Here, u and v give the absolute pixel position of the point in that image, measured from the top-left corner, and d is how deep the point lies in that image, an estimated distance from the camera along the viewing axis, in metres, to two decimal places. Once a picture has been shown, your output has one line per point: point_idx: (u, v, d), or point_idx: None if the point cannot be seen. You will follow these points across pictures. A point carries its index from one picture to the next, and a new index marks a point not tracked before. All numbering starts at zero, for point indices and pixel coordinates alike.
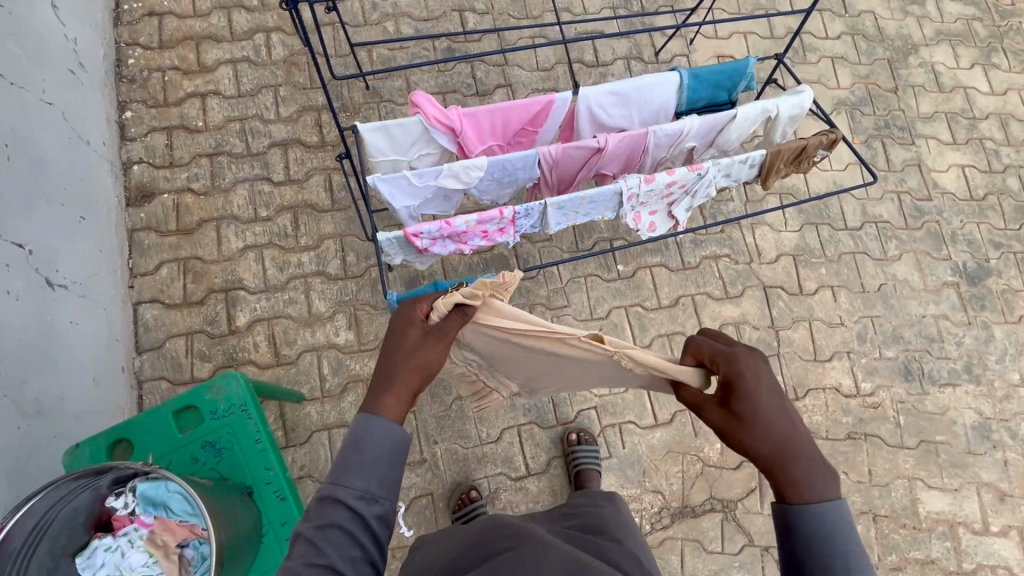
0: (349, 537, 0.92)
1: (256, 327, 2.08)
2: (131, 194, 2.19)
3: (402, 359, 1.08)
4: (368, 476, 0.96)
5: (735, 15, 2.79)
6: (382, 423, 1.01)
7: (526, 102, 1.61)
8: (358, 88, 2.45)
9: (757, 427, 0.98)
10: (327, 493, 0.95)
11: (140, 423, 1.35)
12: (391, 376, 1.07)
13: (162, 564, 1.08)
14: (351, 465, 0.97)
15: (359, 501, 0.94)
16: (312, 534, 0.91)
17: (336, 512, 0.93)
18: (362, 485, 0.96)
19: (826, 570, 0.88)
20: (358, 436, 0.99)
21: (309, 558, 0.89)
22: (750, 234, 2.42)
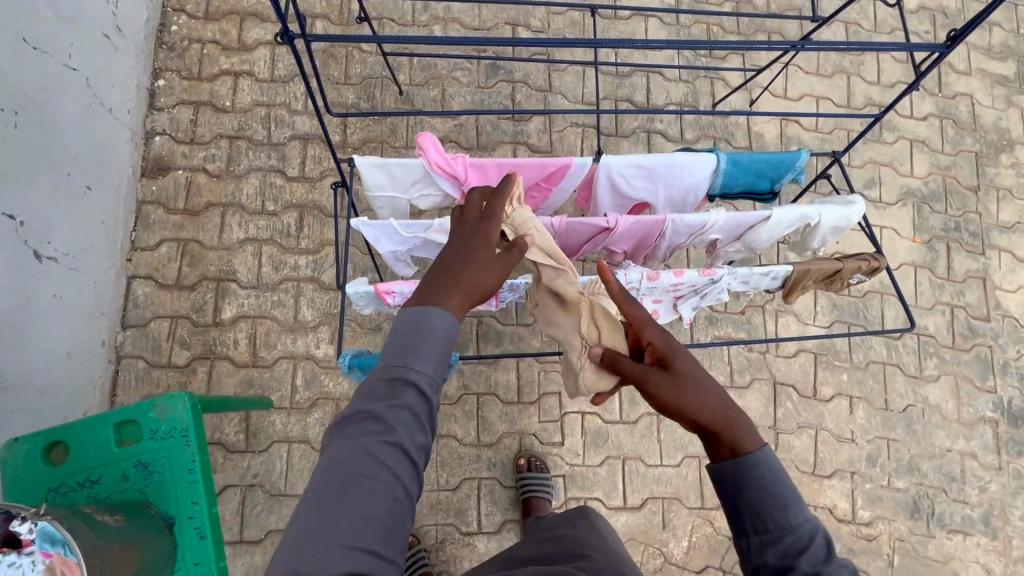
0: (414, 421, 0.82)
1: (239, 323, 2.07)
2: (147, 165, 2.19)
3: (467, 264, 0.96)
4: (433, 362, 0.84)
5: (811, 75, 2.53)
6: (442, 314, 0.88)
7: (541, 161, 1.48)
8: (391, 92, 2.36)
9: (692, 384, 0.97)
10: (392, 372, 0.83)
11: (79, 429, 1.32)
12: (456, 275, 0.94)
13: None
14: (417, 345, 0.84)
15: (428, 382, 0.83)
16: (378, 412, 0.81)
17: (401, 394, 0.82)
18: (429, 364, 0.84)
19: (782, 507, 0.86)
20: (413, 325, 0.86)
21: (372, 437, 0.80)
22: (772, 321, 2.23)
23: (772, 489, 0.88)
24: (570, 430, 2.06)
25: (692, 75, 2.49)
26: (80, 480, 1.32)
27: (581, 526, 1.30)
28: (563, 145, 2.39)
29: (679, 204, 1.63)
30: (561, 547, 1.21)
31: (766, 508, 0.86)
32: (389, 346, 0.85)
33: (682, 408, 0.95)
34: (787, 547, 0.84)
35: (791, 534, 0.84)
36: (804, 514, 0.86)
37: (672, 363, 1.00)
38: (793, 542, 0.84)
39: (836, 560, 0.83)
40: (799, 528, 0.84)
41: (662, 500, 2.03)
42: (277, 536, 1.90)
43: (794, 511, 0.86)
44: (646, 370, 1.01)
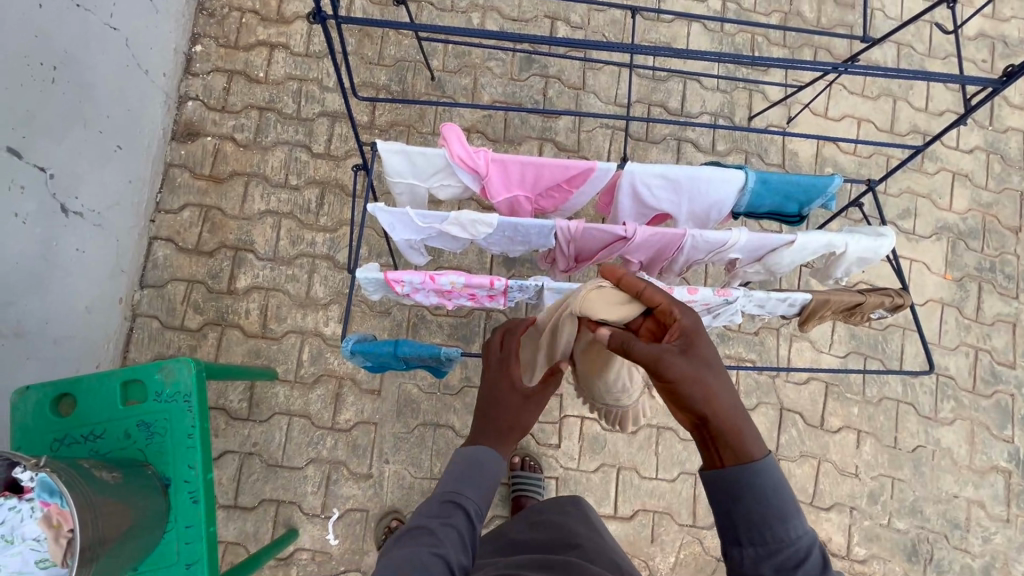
0: (460, 542, 0.99)
1: (253, 293, 2.10)
2: (178, 129, 2.22)
3: (505, 414, 1.14)
4: (480, 496, 1.06)
5: (855, 96, 2.44)
6: (491, 457, 1.10)
7: (564, 163, 1.45)
8: (423, 77, 2.35)
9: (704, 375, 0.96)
10: (446, 496, 1.04)
11: (87, 384, 1.35)
12: (495, 422, 1.13)
13: (50, 545, 1.03)
14: (471, 478, 1.07)
15: (474, 513, 1.03)
16: (433, 526, 0.99)
17: (453, 516, 1.02)
18: (478, 498, 1.05)
19: (782, 519, 0.85)
20: (468, 462, 1.09)
21: (425, 545, 0.95)
22: (785, 345, 2.18)
23: (770, 500, 0.87)
24: (567, 434, 2.05)
25: (730, 85, 2.43)
26: (82, 434, 1.35)
27: (566, 513, 1.33)
28: (591, 145, 2.35)
29: (701, 219, 1.59)
30: (552, 536, 1.24)
31: (765, 521, 0.86)
32: (445, 478, 1.07)
33: (692, 401, 0.95)
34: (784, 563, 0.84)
35: (790, 548, 0.84)
36: (803, 527, 0.86)
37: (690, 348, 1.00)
38: (790, 558, 0.83)
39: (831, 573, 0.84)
40: (798, 542, 0.84)
41: (653, 513, 2.02)
42: (269, 506, 1.93)
43: (792, 526, 0.85)
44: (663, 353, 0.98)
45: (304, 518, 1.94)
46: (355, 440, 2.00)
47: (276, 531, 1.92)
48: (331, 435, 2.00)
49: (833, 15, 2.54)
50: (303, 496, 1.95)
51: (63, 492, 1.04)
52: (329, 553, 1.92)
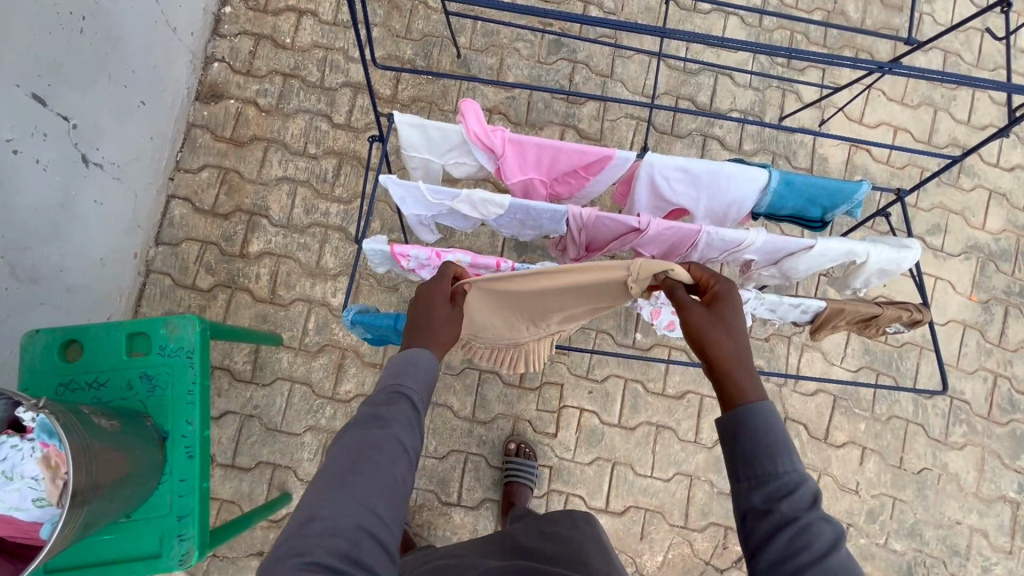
0: (408, 423, 0.95)
1: (264, 259, 2.11)
2: (202, 90, 2.23)
3: (435, 325, 1.11)
4: (423, 384, 1.00)
5: (894, 103, 2.35)
6: (428, 357, 1.04)
7: (582, 148, 1.42)
8: (449, 54, 2.32)
9: (728, 327, 1.03)
10: (388, 388, 0.98)
11: (93, 333, 1.38)
12: (428, 331, 1.10)
13: (47, 484, 1.05)
14: (411, 370, 1.01)
15: (418, 399, 0.98)
16: (380, 413, 0.94)
17: (396, 403, 0.96)
18: (420, 385, 1.00)
19: (772, 454, 0.89)
20: (402, 362, 1.01)
21: (374, 429, 0.91)
22: (795, 354, 2.13)
23: (760, 435, 0.91)
24: (565, 424, 2.04)
25: (763, 83, 2.35)
26: (87, 380, 1.37)
27: (580, 529, 1.27)
28: (613, 135, 2.31)
29: (720, 216, 1.55)
30: (559, 551, 1.18)
31: (755, 454, 0.89)
32: (382, 374, 1.01)
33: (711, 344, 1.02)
34: (773, 497, 0.86)
35: (776, 479, 0.87)
36: (794, 465, 0.88)
37: (719, 304, 1.06)
38: (778, 487, 0.86)
39: (819, 511, 0.84)
40: (787, 476, 0.87)
41: (644, 511, 2.00)
42: (265, 468, 1.96)
43: (780, 461, 0.88)
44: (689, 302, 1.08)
45: (299, 484, 1.96)
46: (353, 412, 2.02)
47: (271, 494, 1.95)
48: (331, 405, 2.02)
49: (879, 17, 2.44)
50: (299, 462, 1.98)
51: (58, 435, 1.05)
52: None
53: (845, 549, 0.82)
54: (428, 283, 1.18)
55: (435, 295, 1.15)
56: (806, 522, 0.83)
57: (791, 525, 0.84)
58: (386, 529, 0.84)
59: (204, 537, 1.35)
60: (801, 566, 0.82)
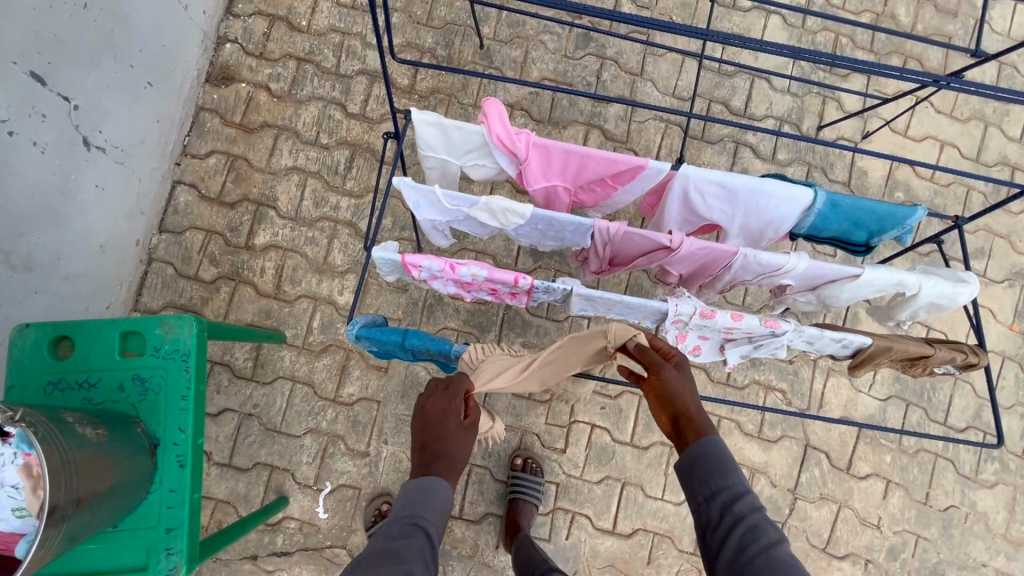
0: (423, 560, 1.06)
1: (270, 252, 2.03)
2: (212, 72, 2.13)
3: (453, 448, 1.19)
4: (437, 517, 1.14)
5: (942, 116, 2.21)
6: (442, 484, 1.16)
7: (612, 157, 1.31)
8: (471, 44, 2.20)
9: (687, 382, 1.15)
10: (407, 520, 1.10)
11: (86, 330, 1.31)
12: (445, 456, 1.17)
13: (27, 495, 0.98)
14: (426, 502, 1.13)
15: (432, 533, 1.11)
16: (397, 547, 1.06)
17: (413, 537, 1.08)
18: (435, 519, 1.13)
19: (722, 472, 1.05)
20: (419, 494, 1.14)
21: (391, 563, 1.02)
22: (821, 378, 2.03)
23: (712, 459, 1.07)
24: (575, 440, 1.95)
25: (803, 89, 2.22)
26: (78, 380, 1.29)
27: None
28: (641, 137, 2.19)
29: (755, 235, 1.44)
30: None
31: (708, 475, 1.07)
32: (397, 506, 1.14)
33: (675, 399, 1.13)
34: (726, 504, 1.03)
35: (725, 493, 1.04)
36: (737, 480, 1.05)
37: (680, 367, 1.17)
38: (728, 498, 1.02)
39: (764, 514, 1.00)
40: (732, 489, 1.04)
41: (653, 534, 1.92)
42: (262, 470, 1.90)
43: (728, 476, 1.05)
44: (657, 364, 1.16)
45: (296, 487, 1.90)
46: (355, 416, 1.94)
47: (268, 496, 1.89)
48: (333, 408, 1.94)
49: (931, 22, 2.28)
50: (298, 465, 1.91)
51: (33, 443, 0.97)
52: (317, 525, 1.88)
53: (789, 548, 0.97)
54: (442, 399, 1.21)
55: (449, 417, 1.20)
56: (753, 521, 1.00)
57: (744, 526, 1.00)
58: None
59: (194, 550, 1.28)
60: (753, 558, 0.96)
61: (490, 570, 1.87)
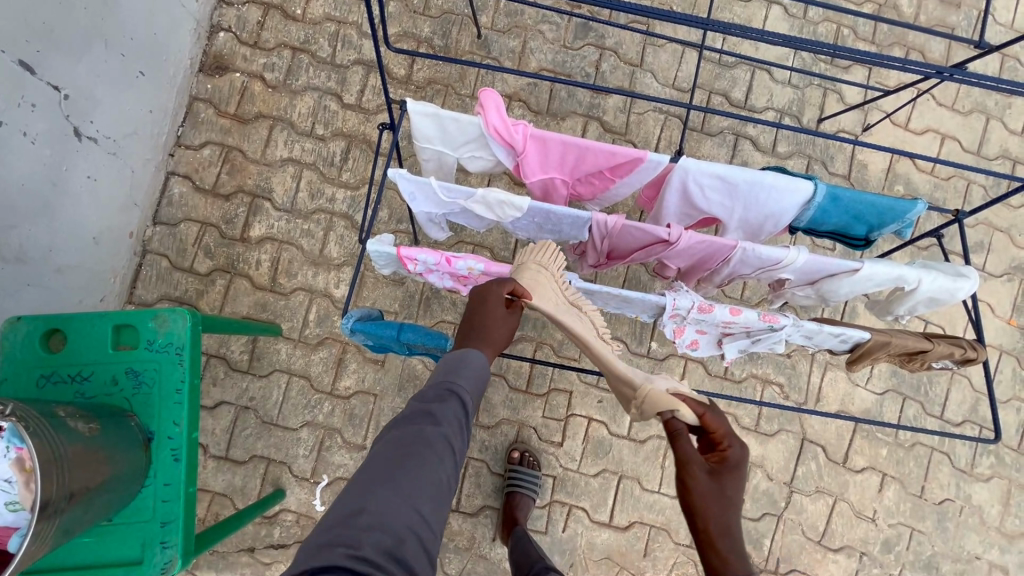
0: (458, 423, 1.05)
1: (266, 244, 2.02)
2: (206, 61, 2.10)
3: (492, 326, 1.13)
4: (475, 382, 1.10)
5: (944, 109, 2.19)
6: (479, 355, 1.11)
7: (610, 149, 1.30)
8: (469, 34, 2.17)
9: (726, 499, 0.95)
10: (443, 384, 1.08)
11: (78, 323, 1.30)
12: (488, 332, 1.13)
13: (21, 489, 0.97)
14: (462, 370, 1.09)
15: (469, 398, 1.08)
16: (432, 410, 1.04)
17: (449, 402, 1.05)
18: (472, 386, 1.09)
19: None
20: (457, 359, 1.10)
21: (426, 428, 1.01)
22: (818, 372, 2.03)
23: None
24: (572, 434, 1.95)
25: (804, 80, 2.19)
26: (71, 373, 1.29)
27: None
28: (640, 129, 2.16)
29: (754, 228, 1.43)
30: None
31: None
32: (437, 370, 1.10)
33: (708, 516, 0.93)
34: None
35: None
36: None
37: (729, 468, 0.97)
38: None
39: None
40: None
41: (649, 527, 1.93)
42: (259, 463, 1.90)
43: None
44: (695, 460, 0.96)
45: (293, 481, 1.90)
46: (352, 409, 1.94)
47: (264, 489, 1.89)
48: (329, 401, 1.94)
49: (935, 13, 2.25)
50: (294, 458, 1.91)
51: (24, 438, 0.96)
52: (314, 518, 1.88)
53: None
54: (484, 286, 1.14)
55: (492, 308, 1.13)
56: None
57: None
58: (429, 529, 0.94)
59: (189, 544, 1.28)
60: None
61: (486, 563, 1.88)
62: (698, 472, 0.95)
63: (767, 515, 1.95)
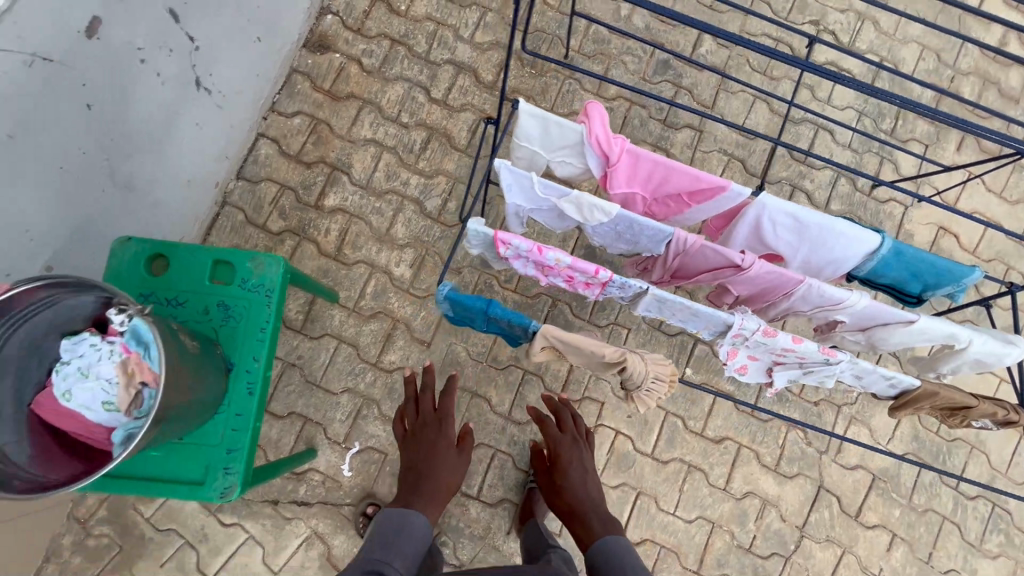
0: None
1: (337, 214, 2.12)
2: (311, 38, 2.25)
3: (445, 479, 1.49)
4: (404, 561, 1.24)
5: (993, 194, 2.30)
6: (419, 518, 1.36)
7: (696, 173, 1.40)
8: (556, 53, 2.32)
9: (580, 474, 1.59)
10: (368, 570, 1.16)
11: (181, 252, 1.40)
12: (436, 492, 1.46)
13: (120, 390, 1.11)
14: (401, 536, 1.30)
15: None
16: None
17: None
18: (399, 565, 1.21)
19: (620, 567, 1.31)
20: (395, 527, 1.32)
21: None
22: (842, 425, 2.09)
23: (612, 554, 1.36)
24: (598, 442, 2.01)
25: (864, 146, 2.31)
26: (167, 297, 1.38)
27: None
28: (703, 166, 2.28)
29: (814, 271, 1.52)
30: None
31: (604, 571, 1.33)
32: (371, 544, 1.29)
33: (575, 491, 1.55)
34: None
35: None
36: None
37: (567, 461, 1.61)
38: None
39: None
40: None
41: (660, 547, 1.97)
42: (296, 420, 1.97)
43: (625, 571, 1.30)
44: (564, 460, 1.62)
45: (326, 442, 1.96)
46: (393, 384, 2.01)
47: (297, 446, 1.95)
48: (372, 372, 2.01)
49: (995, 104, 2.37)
50: (330, 421, 1.97)
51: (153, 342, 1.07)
52: (339, 483, 1.94)
53: None
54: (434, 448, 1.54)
55: (444, 441, 1.55)
56: None
57: None
58: None
59: (247, 475, 1.33)
60: None
61: (498, 554, 1.92)
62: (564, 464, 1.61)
63: (776, 555, 1.99)
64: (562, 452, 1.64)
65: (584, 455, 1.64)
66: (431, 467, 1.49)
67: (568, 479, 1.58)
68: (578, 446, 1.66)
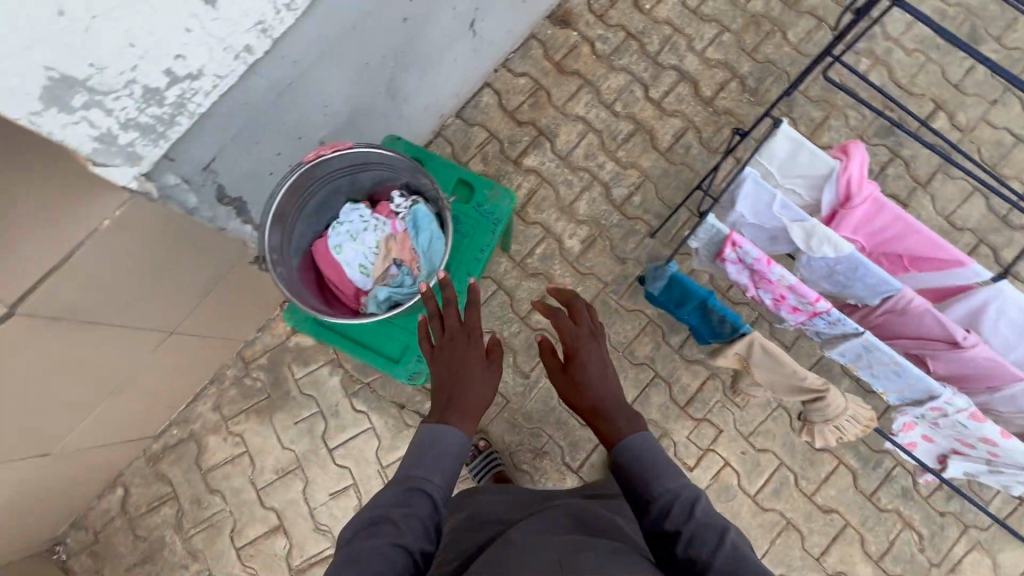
0: (421, 524, 1.08)
1: (531, 175, 2.27)
2: (556, 12, 2.40)
3: (470, 387, 1.24)
4: (439, 465, 1.16)
5: None
6: (451, 432, 1.19)
7: (937, 241, 1.38)
8: (780, 88, 2.34)
9: (600, 374, 1.30)
10: (406, 484, 1.13)
11: (435, 163, 1.60)
12: (462, 401, 1.22)
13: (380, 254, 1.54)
14: (431, 450, 1.17)
15: (435, 487, 1.14)
16: (397, 517, 1.08)
17: (415, 500, 1.11)
18: (435, 474, 1.15)
19: (655, 479, 1.14)
20: (424, 441, 1.18)
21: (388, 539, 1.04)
22: (964, 545, 1.97)
23: (645, 463, 1.17)
24: (706, 466, 2.03)
25: None
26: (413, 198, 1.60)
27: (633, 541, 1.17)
28: None
29: None
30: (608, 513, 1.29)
31: (644, 481, 1.15)
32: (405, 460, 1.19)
33: (592, 395, 1.28)
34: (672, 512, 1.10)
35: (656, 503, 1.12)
36: (666, 488, 1.13)
37: (578, 362, 1.31)
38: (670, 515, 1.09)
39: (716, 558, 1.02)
40: (666, 494, 1.12)
41: None
42: None
43: (661, 482, 1.14)
44: (575, 359, 1.31)
45: None
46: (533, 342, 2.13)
47: None
48: (519, 324, 2.15)
49: None
50: None
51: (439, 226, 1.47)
52: None
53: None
54: (452, 361, 1.27)
55: (471, 353, 1.28)
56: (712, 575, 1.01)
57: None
58: None
59: None
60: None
61: None
62: (571, 364, 1.31)
63: None
64: (574, 349, 1.32)
65: (600, 349, 1.33)
66: (456, 380, 1.24)
67: (582, 380, 1.29)
68: (596, 342, 1.35)
